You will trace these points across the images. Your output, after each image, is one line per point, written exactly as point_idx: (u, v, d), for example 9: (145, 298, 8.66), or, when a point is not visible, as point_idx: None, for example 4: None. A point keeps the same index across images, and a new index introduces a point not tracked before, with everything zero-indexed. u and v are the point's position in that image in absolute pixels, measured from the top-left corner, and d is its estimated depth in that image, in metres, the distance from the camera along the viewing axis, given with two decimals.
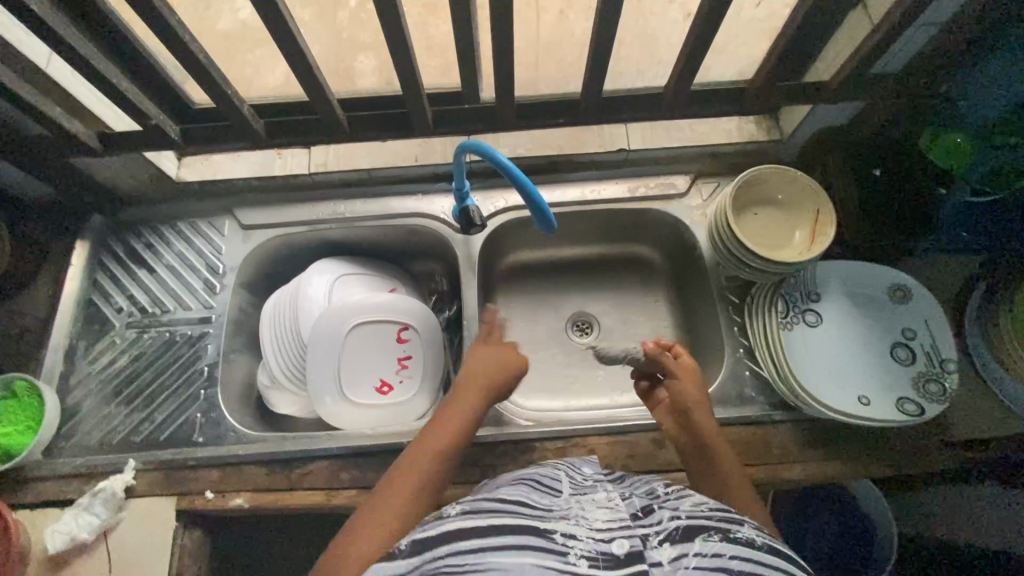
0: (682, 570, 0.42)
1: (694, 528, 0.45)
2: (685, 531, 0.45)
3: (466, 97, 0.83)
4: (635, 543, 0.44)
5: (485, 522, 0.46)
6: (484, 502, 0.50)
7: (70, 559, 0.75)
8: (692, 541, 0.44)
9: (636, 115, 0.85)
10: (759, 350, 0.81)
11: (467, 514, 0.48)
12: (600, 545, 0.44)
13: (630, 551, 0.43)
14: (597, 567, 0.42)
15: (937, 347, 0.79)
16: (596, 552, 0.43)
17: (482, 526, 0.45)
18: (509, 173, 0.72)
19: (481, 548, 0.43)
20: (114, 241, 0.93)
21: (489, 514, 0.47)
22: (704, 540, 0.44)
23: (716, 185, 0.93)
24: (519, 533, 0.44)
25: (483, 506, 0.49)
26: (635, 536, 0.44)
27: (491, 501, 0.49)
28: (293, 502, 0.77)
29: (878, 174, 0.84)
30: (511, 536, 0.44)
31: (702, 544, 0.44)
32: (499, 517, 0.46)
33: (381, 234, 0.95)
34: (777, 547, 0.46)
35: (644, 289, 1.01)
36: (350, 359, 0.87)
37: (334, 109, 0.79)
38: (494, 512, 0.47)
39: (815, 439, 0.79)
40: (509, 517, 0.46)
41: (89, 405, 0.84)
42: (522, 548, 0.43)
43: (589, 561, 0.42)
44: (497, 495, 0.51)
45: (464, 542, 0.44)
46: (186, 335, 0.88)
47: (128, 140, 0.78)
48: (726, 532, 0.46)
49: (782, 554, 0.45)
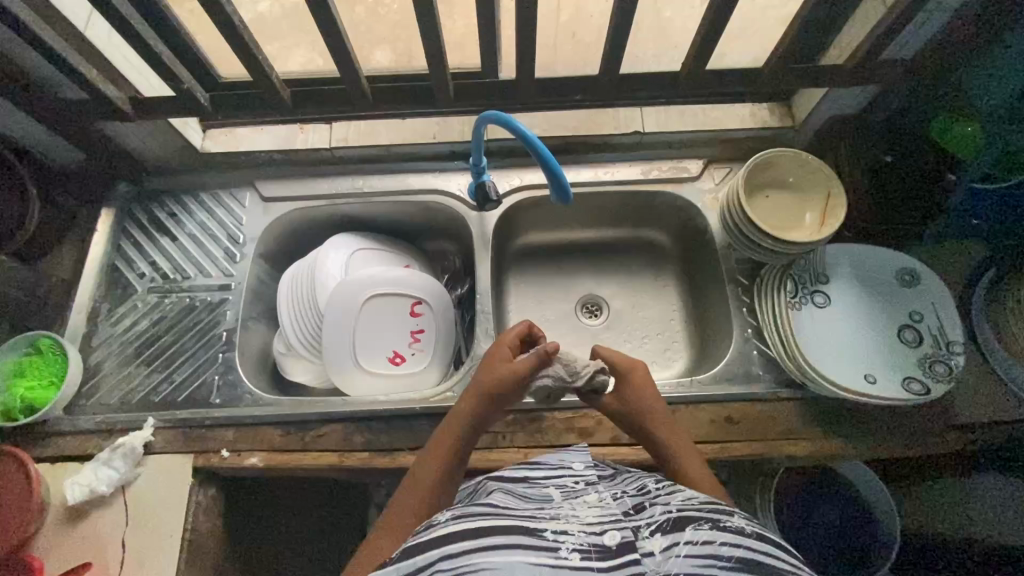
0: (673, 558, 0.43)
1: (684, 519, 0.47)
2: (676, 522, 0.46)
3: (485, 75, 0.85)
4: (627, 535, 0.45)
5: (472, 524, 0.46)
6: (472, 507, 0.50)
7: (88, 511, 0.76)
8: (682, 531, 0.45)
9: (651, 96, 0.87)
10: (769, 329, 0.82)
11: (456, 519, 0.48)
12: (591, 539, 0.45)
13: (621, 541, 0.45)
14: (588, 559, 0.43)
15: (944, 328, 0.80)
16: (587, 545, 0.45)
17: (473, 527, 0.45)
18: (531, 145, 0.74)
19: (470, 550, 0.43)
20: (139, 208, 0.96)
21: (476, 517, 0.47)
22: (694, 529, 0.45)
23: (728, 170, 0.94)
24: (510, 532, 0.45)
25: (471, 511, 0.49)
26: (626, 527, 0.46)
27: (480, 506, 0.50)
28: (306, 463, 0.78)
29: (891, 158, 0.86)
30: (501, 536, 0.44)
31: (692, 533, 0.45)
32: (489, 518, 0.47)
33: (395, 210, 0.97)
34: (765, 534, 0.47)
35: (654, 273, 1.03)
36: (365, 328, 0.89)
37: (360, 82, 0.81)
38: (482, 515, 0.48)
39: (820, 417, 0.80)
40: (499, 517, 0.47)
41: (110, 365, 0.86)
42: (512, 546, 0.43)
43: (579, 554, 0.44)
44: (487, 502, 0.51)
45: (456, 544, 0.44)
46: (205, 301, 0.90)
47: (160, 107, 0.81)
48: (716, 521, 0.47)
49: (770, 538, 0.46)
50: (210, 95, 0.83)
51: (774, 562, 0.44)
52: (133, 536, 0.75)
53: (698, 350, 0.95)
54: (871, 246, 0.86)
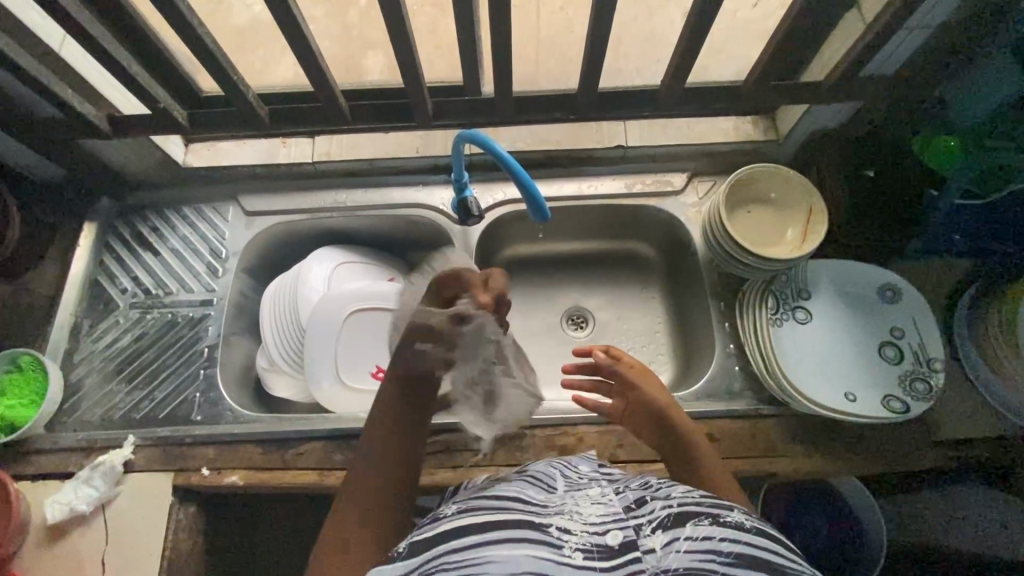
0: (673, 554, 0.43)
1: (685, 514, 0.47)
2: (676, 518, 0.46)
3: (465, 90, 0.85)
4: (628, 533, 0.45)
5: (479, 519, 0.47)
6: (479, 502, 0.51)
7: (67, 530, 0.76)
8: (683, 526, 0.45)
9: (632, 111, 0.87)
10: (750, 346, 0.82)
11: (462, 513, 0.49)
12: (594, 538, 0.45)
13: (623, 541, 0.44)
14: (591, 558, 0.43)
15: (925, 345, 0.80)
16: (589, 545, 0.44)
17: (477, 522, 0.47)
18: (505, 162, 0.74)
19: (476, 545, 0.44)
20: (121, 223, 0.95)
21: (483, 511, 0.48)
22: (694, 525, 0.45)
23: (712, 182, 0.94)
24: (515, 527, 0.45)
25: (478, 505, 0.50)
26: (628, 526, 0.46)
27: (487, 501, 0.51)
28: (287, 481, 0.78)
29: (868, 173, 0.88)
30: (506, 530, 0.45)
31: (693, 529, 0.45)
32: (495, 514, 0.47)
33: (379, 223, 0.97)
34: (767, 530, 0.46)
35: (639, 285, 1.03)
36: (348, 343, 0.88)
37: (337, 98, 0.81)
38: (490, 510, 0.48)
39: (801, 434, 0.80)
40: (504, 513, 0.47)
41: (91, 382, 0.86)
42: (517, 541, 0.44)
43: (582, 552, 0.43)
44: (494, 494, 0.52)
45: (462, 539, 0.45)
46: (187, 317, 0.90)
47: (136, 124, 0.81)
48: (715, 517, 0.46)
49: (772, 535, 0.46)
50: (188, 112, 0.83)
51: (776, 556, 0.43)
52: (113, 555, 0.75)
53: (682, 364, 0.95)
54: (854, 262, 0.86)
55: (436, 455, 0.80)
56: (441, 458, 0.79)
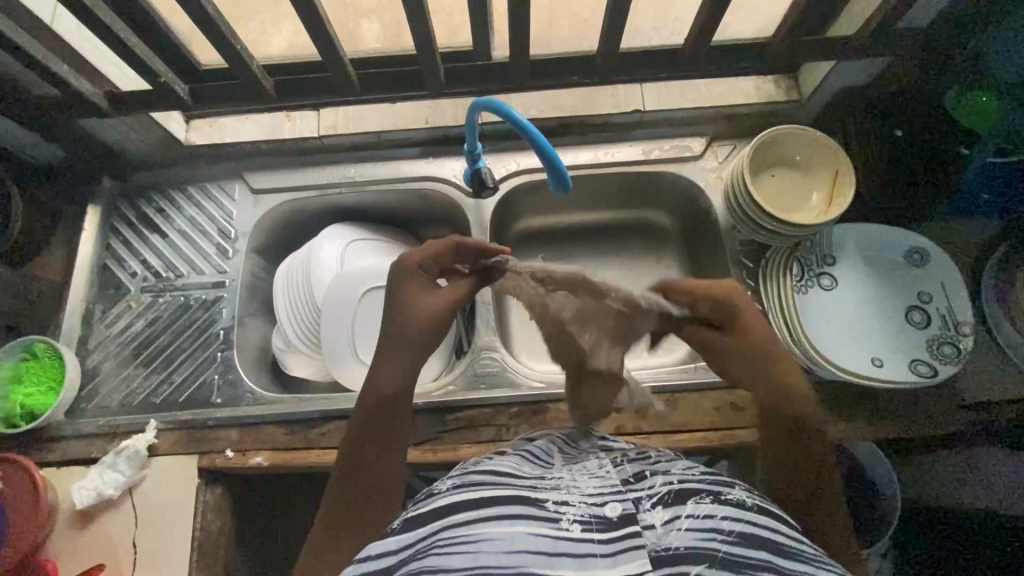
0: (675, 531, 0.42)
1: (685, 491, 0.47)
2: (677, 494, 0.46)
3: (477, 55, 0.81)
4: (627, 507, 0.45)
5: (474, 495, 0.45)
6: (473, 475, 0.49)
7: (96, 515, 0.76)
8: (684, 504, 0.45)
9: (650, 74, 0.84)
10: (775, 315, 0.80)
11: (455, 489, 0.47)
12: (592, 510, 0.44)
13: (622, 513, 0.44)
14: (589, 530, 0.42)
15: (953, 308, 0.78)
16: (587, 516, 0.44)
17: (475, 499, 0.45)
18: (526, 131, 0.71)
19: (475, 519, 0.43)
20: (126, 206, 0.93)
21: (479, 485, 0.47)
22: (695, 502, 0.45)
23: (732, 147, 0.91)
24: (512, 502, 0.44)
25: (474, 478, 0.48)
26: (627, 500, 0.46)
27: (482, 474, 0.49)
28: (312, 461, 0.78)
29: (900, 133, 0.84)
30: (505, 506, 0.44)
31: (694, 506, 0.45)
32: (490, 488, 0.46)
33: (390, 198, 0.94)
34: (767, 508, 0.47)
35: (657, 254, 1.01)
36: (364, 322, 0.87)
37: (345, 68, 0.77)
38: (486, 483, 0.47)
39: (827, 401, 0.78)
40: (501, 488, 0.46)
41: (109, 368, 0.85)
42: (513, 518, 0.42)
43: (580, 525, 0.43)
44: (489, 466, 0.51)
45: (458, 514, 0.43)
46: (200, 300, 0.89)
47: (136, 100, 0.78)
48: (717, 494, 0.46)
49: (771, 511, 0.46)
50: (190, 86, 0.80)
51: (777, 535, 0.43)
52: (144, 537, 0.75)
53: None
54: (874, 224, 0.84)
55: (460, 431, 0.79)
56: (464, 434, 0.79)
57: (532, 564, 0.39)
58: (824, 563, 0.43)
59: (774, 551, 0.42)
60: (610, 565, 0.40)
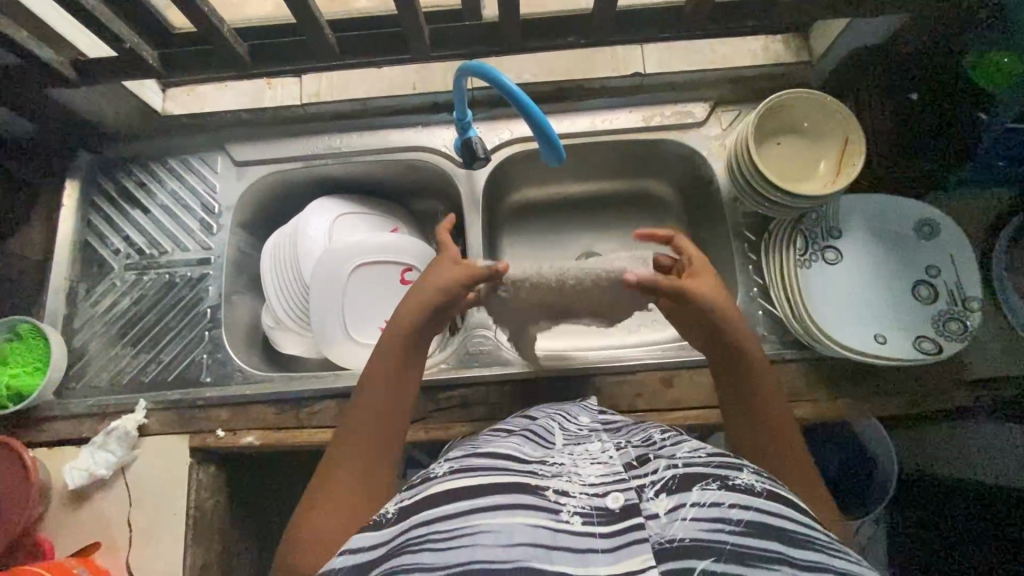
0: (678, 522, 0.40)
1: (691, 476, 0.44)
2: (682, 480, 0.44)
3: (465, 14, 0.76)
4: (630, 497, 0.42)
5: (473, 480, 0.44)
6: (472, 459, 0.47)
7: (88, 494, 0.76)
8: (689, 491, 0.43)
9: (651, 34, 0.78)
10: (775, 289, 0.77)
11: (452, 475, 0.45)
12: (595, 500, 0.42)
13: (626, 504, 0.41)
14: (590, 523, 0.40)
15: (961, 283, 0.76)
16: (589, 508, 0.41)
17: (469, 487, 0.43)
18: (516, 98, 0.67)
19: (468, 512, 0.41)
20: (105, 180, 0.90)
21: (477, 473, 0.45)
22: (701, 489, 0.43)
23: (737, 112, 0.86)
24: (509, 491, 0.42)
25: (471, 463, 0.46)
26: (630, 488, 0.43)
27: (481, 458, 0.47)
28: (304, 440, 0.78)
29: (914, 97, 0.80)
30: (505, 494, 0.42)
31: (699, 494, 0.42)
32: (490, 475, 0.44)
33: (378, 169, 0.90)
34: (777, 491, 0.44)
35: (656, 226, 0.97)
36: (353, 297, 0.84)
37: (323, 31, 0.72)
38: (482, 471, 0.45)
39: (825, 378, 0.77)
40: (499, 475, 0.44)
41: (96, 347, 0.84)
42: (512, 509, 0.41)
43: (581, 517, 0.40)
44: (488, 450, 0.49)
45: (453, 506, 0.41)
46: (186, 277, 0.87)
47: (104, 69, 0.74)
48: (724, 479, 0.44)
49: (782, 497, 0.44)
50: (160, 52, 0.75)
51: (787, 523, 0.41)
52: (137, 516, 0.75)
53: None
54: (885, 194, 0.80)
55: (451, 410, 0.78)
56: (455, 413, 0.78)
57: (531, 560, 0.38)
58: (837, 550, 0.41)
59: (783, 540, 0.40)
60: (613, 562, 0.38)
